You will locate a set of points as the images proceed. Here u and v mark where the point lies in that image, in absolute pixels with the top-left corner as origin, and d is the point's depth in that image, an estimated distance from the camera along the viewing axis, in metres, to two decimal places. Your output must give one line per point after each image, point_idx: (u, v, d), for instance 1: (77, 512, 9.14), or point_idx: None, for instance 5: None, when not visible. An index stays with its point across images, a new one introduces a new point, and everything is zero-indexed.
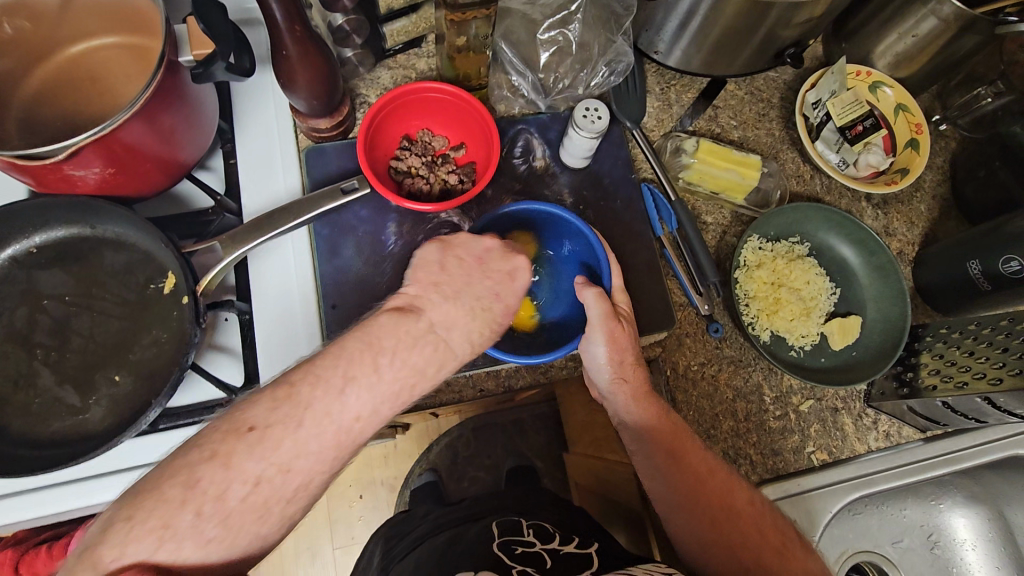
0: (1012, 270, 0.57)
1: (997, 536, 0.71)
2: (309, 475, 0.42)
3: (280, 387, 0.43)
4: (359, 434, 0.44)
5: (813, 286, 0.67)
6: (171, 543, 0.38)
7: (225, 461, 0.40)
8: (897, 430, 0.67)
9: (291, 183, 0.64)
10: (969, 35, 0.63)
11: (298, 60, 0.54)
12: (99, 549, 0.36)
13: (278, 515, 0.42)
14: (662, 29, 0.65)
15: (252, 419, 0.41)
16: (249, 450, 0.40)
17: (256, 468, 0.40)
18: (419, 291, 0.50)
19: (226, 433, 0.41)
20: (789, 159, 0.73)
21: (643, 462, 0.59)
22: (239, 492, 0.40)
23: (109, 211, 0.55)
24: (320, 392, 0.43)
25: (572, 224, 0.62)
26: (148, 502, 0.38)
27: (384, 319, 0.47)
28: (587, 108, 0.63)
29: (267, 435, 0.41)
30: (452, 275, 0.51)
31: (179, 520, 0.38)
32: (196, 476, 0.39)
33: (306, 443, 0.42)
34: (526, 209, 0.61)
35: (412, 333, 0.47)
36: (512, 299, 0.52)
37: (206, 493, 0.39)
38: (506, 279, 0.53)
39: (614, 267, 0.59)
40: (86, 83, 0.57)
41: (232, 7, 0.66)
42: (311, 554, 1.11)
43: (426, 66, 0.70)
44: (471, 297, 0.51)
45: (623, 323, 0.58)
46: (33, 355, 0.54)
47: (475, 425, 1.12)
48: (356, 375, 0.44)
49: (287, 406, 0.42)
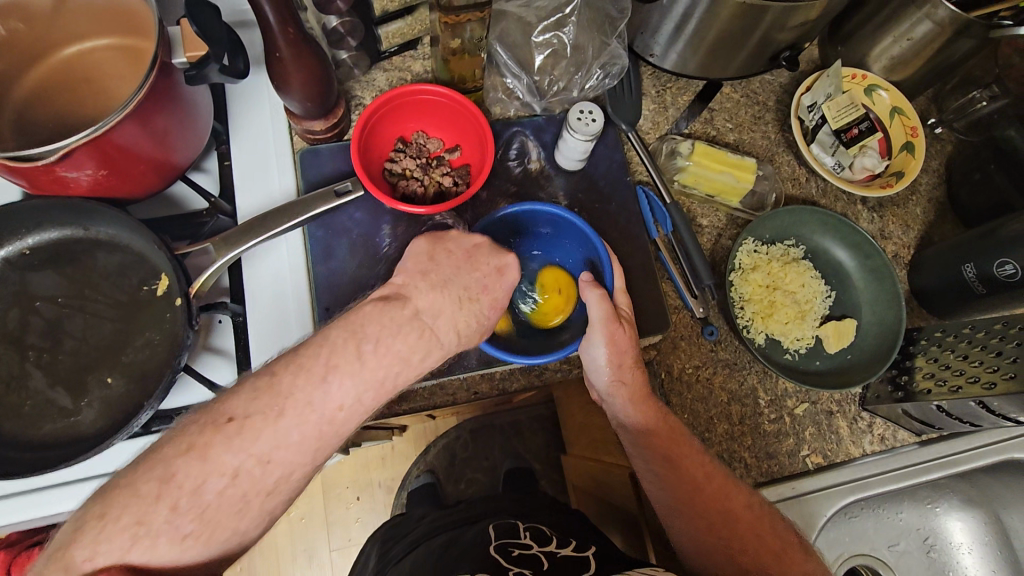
0: (1007, 273, 0.57)
1: (994, 540, 0.70)
2: (288, 468, 0.43)
3: (262, 377, 0.43)
4: (342, 423, 0.44)
5: (808, 289, 0.67)
6: (145, 540, 0.39)
7: (201, 453, 0.40)
8: (891, 433, 0.67)
9: (286, 185, 0.64)
10: (963, 39, 0.63)
11: (291, 61, 0.54)
12: (72, 546, 0.38)
13: (258, 510, 0.42)
14: (657, 31, 0.65)
15: (230, 410, 0.42)
16: (226, 442, 0.41)
17: (234, 459, 0.41)
18: (407, 280, 0.50)
19: (204, 425, 0.41)
20: (785, 162, 0.73)
21: (641, 466, 0.59)
22: (216, 484, 0.40)
23: (101, 212, 0.55)
24: (301, 378, 0.43)
25: (571, 225, 0.61)
26: (123, 496, 0.39)
27: (368, 307, 0.47)
28: (581, 110, 0.63)
29: (246, 425, 0.41)
30: (440, 267, 0.51)
31: (155, 515, 0.39)
32: (172, 470, 0.40)
33: (287, 435, 0.42)
34: (527, 210, 0.61)
35: (396, 319, 0.47)
36: (499, 293, 0.52)
37: (182, 488, 0.40)
38: (495, 275, 0.52)
39: (616, 268, 0.59)
40: (80, 84, 0.57)
41: (228, 9, 0.66)
42: (308, 556, 1.11)
43: (422, 68, 0.69)
44: (458, 287, 0.50)
45: (624, 325, 0.57)
46: (26, 357, 0.54)
47: (472, 427, 1.11)
48: (338, 361, 0.44)
49: (268, 397, 0.42)
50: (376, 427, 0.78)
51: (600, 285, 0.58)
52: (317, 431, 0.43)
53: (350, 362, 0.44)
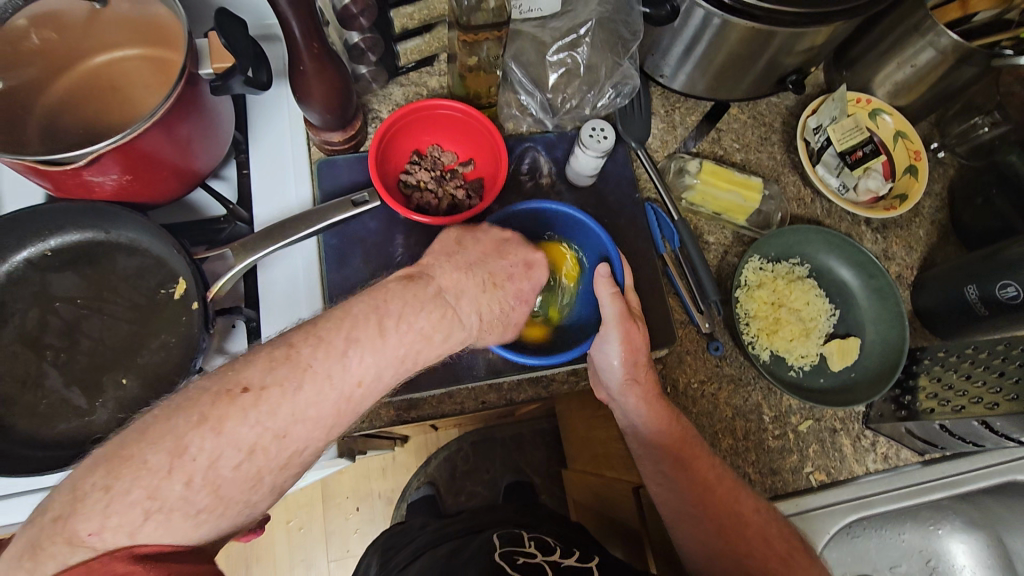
0: (1009, 295, 0.58)
1: (997, 563, 0.70)
2: (302, 444, 0.42)
3: (279, 347, 0.42)
4: (354, 403, 0.44)
5: (812, 307, 0.68)
6: (160, 515, 0.37)
7: (206, 426, 0.39)
8: (895, 452, 0.68)
9: (302, 195, 0.65)
10: (965, 66, 0.65)
11: (314, 75, 0.55)
12: (73, 521, 0.35)
13: (260, 489, 0.41)
14: (668, 54, 0.67)
15: (247, 380, 0.40)
16: (233, 415, 0.39)
17: (251, 434, 0.39)
18: (433, 260, 0.51)
19: (211, 397, 0.39)
20: (790, 182, 0.74)
21: (651, 470, 0.60)
22: (232, 459, 0.39)
23: (124, 216, 0.56)
24: (312, 351, 0.42)
25: (583, 228, 0.63)
26: (132, 468, 0.37)
27: (393, 285, 0.47)
28: (593, 127, 0.64)
29: (262, 396, 0.40)
30: (466, 253, 0.52)
31: (169, 490, 0.37)
32: (179, 442, 0.38)
33: (301, 412, 0.41)
34: (554, 211, 0.62)
35: (420, 298, 0.47)
36: (525, 285, 0.54)
37: (192, 464, 0.38)
38: (523, 267, 0.54)
39: (626, 265, 0.61)
40: (107, 93, 0.59)
41: (252, 23, 0.68)
42: (306, 566, 1.10)
43: (438, 83, 0.71)
44: (484, 272, 0.51)
45: (637, 323, 0.59)
46: (43, 357, 0.55)
47: (475, 439, 1.12)
48: (356, 342, 0.43)
49: (286, 368, 0.41)
50: (381, 435, 0.79)
51: (614, 281, 0.59)
52: (331, 432, 0.43)
53: (364, 364, 0.43)
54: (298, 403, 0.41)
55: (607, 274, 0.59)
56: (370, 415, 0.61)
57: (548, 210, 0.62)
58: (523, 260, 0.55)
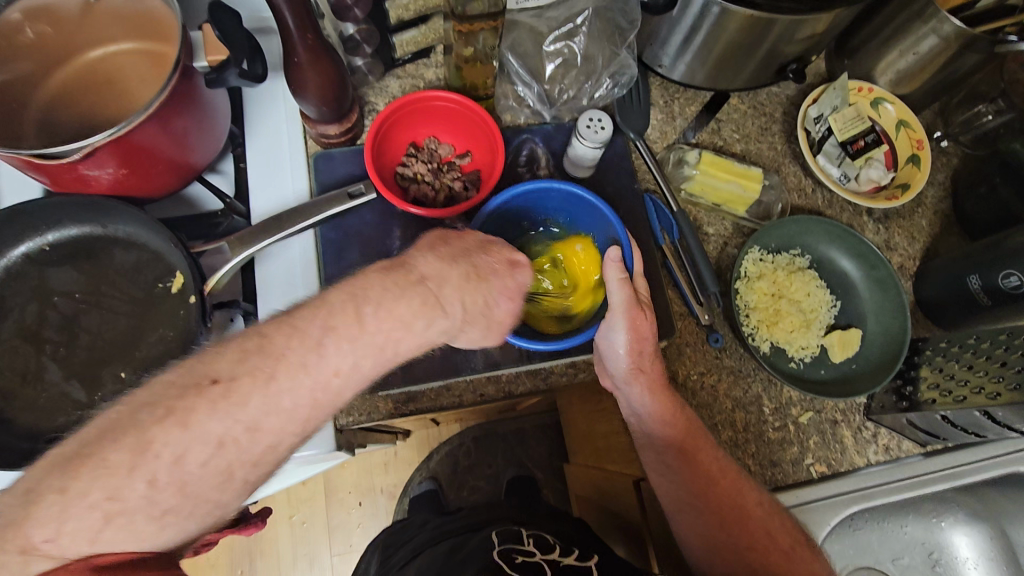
0: (1012, 285, 0.57)
1: (999, 555, 0.70)
2: (286, 438, 0.42)
3: (251, 337, 0.42)
4: (335, 391, 0.43)
5: (813, 298, 0.68)
6: (120, 518, 0.37)
7: (181, 420, 0.38)
8: (896, 444, 0.67)
9: (299, 187, 0.65)
10: (969, 53, 0.64)
11: (309, 66, 0.55)
12: (26, 526, 0.35)
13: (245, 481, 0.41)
14: (666, 43, 0.66)
15: (216, 371, 0.40)
16: (210, 406, 0.39)
17: (220, 427, 0.39)
18: (413, 251, 0.49)
19: (185, 389, 0.39)
20: (791, 173, 0.74)
21: (653, 459, 0.61)
22: (199, 455, 0.39)
23: (120, 210, 0.56)
24: (298, 342, 0.42)
25: (588, 205, 0.62)
26: (102, 462, 0.37)
27: (374, 272, 0.46)
28: (591, 118, 0.63)
29: (232, 388, 0.40)
30: (450, 245, 0.50)
31: (130, 489, 0.37)
32: (147, 440, 0.37)
33: (284, 402, 0.41)
34: (558, 190, 0.62)
35: (400, 285, 0.45)
36: (511, 283, 0.51)
37: (160, 458, 0.38)
38: (506, 265, 0.51)
39: (636, 252, 0.60)
40: (103, 86, 0.59)
41: (249, 16, 0.68)
42: (309, 560, 1.10)
43: (435, 75, 0.70)
44: (466, 264, 0.49)
45: (644, 311, 0.58)
46: (41, 351, 0.56)
47: (477, 435, 1.12)
48: (346, 333, 0.43)
49: (257, 359, 0.41)
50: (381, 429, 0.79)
51: (624, 267, 0.59)
52: (314, 422, 0.43)
53: (354, 351, 0.43)
54: (280, 398, 0.41)
55: (617, 260, 0.58)
56: (366, 409, 0.61)
57: (554, 189, 0.62)
58: (507, 258, 0.52)
